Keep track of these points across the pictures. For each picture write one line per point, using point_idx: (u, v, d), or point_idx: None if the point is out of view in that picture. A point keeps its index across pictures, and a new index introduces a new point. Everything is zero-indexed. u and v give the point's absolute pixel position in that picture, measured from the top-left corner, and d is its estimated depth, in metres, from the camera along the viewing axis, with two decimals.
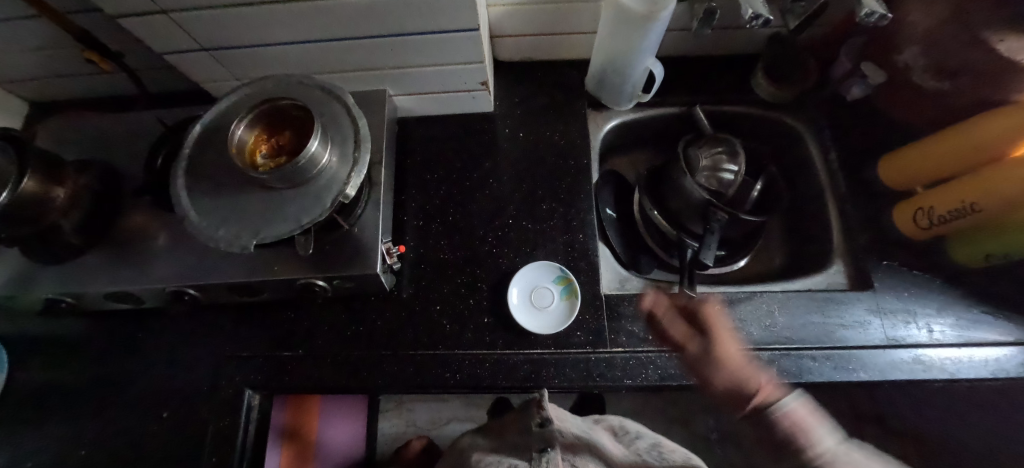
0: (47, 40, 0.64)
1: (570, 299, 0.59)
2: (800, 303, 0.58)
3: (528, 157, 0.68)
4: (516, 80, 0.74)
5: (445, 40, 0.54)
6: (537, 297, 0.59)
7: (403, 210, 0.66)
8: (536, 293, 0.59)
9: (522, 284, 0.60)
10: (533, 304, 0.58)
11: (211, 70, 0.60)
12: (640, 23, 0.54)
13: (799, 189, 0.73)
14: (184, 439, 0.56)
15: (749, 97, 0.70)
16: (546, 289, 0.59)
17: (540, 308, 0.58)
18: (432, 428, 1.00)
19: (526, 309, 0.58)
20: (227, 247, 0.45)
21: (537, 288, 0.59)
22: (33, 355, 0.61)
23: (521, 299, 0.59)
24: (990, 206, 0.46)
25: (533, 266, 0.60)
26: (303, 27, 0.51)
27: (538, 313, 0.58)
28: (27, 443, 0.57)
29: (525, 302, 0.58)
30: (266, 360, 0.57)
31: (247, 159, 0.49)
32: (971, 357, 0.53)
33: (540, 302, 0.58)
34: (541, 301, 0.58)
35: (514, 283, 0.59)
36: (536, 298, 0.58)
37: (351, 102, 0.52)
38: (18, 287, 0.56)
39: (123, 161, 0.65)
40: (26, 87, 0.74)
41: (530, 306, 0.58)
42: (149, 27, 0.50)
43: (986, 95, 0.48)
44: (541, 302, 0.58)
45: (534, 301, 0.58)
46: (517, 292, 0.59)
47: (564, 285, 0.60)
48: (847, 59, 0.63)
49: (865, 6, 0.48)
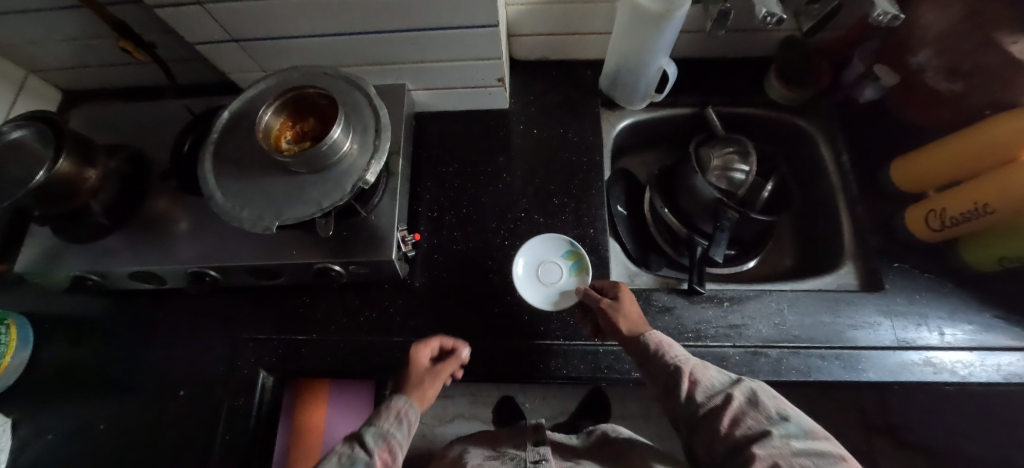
0: (85, 30, 0.67)
1: (579, 275, 0.60)
2: (810, 303, 0.58)
3: (542, 153, 0.69)
4: (531, 78, 0.76)
5: (464, 36, 0.55)
6: (544, 272, 0.60)
7: (418, 202, 0.67)
8: (544, 266, 0.60)
9: (530, 255, 0.62)
10: (539, 276, 0.60)
11: (239, 60, 0.63)
12: (655, 22, 0.55)
13: (810, 191, 0.73)
14: (196, 416, 0.57)
15: (761, 99, 0.71)
16: (553, 264, 0.60)
17: (546, 282, 0.59)
18: (436, 425, 0.92)
19: (531, 280, 0.60)
20: (251, 227, 0.47)
21: (545, 264, 0.61)
22: (56, 332, 0.64)
23: (528, 270, 0.61)
24: (1003, 208, 0.46)
25: (545, 237, 0.61)
26: (329, 20, 0.53)
27: (543, 286, 0.59)
28: (48, 415, 0.59)
29: (532, 273, 0.60)
30: (281, 343, 0.59)
31: (273, 144, 0.51)
32: (982, 361, 0.53)
33: (547, 277, 0.59)
34: (546, 276, 0.60)
35: (520, 253, 0.61)
36: (542, 273, 0.60)
37: (373, 92, 0.53)
38: (47, 264, 0.58)
39: (151, 147, 0.67)
40: (61, 74, 0.77)
41: (536, 278, 0.60)
42: (184, 18, 0.52)
43: (1000, 97, 0.48)
44: (546, 276, 0.60)
45: (541, 274, 0.60)
46: (523, 262, 0.61)
47: (573, 261, 0.60)
48: (860, 62, 0.64)
49: (877, 6, 0.46)
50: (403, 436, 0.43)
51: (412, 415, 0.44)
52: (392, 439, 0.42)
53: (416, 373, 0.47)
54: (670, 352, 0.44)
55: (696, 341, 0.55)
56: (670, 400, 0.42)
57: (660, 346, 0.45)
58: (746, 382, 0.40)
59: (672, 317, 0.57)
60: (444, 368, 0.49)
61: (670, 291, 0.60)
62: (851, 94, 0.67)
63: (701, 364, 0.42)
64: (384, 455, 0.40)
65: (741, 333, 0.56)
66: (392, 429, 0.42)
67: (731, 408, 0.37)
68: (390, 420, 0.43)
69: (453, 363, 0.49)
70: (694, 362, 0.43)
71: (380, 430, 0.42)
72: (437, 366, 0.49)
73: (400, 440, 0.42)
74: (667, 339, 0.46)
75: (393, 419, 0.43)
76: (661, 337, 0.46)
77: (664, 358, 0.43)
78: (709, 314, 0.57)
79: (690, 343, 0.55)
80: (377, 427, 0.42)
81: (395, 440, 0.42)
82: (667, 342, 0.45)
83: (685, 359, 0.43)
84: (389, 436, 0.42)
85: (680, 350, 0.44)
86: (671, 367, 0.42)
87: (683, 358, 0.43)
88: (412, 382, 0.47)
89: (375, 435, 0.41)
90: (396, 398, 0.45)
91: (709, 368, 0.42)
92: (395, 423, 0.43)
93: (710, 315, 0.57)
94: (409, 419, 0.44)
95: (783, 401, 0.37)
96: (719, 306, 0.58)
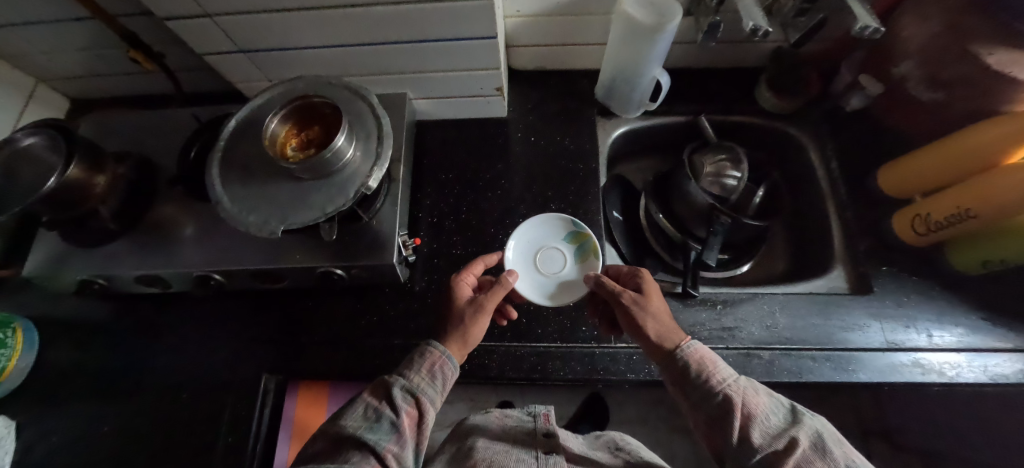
0: (96, 40, 0.69)
1: (582, 262, 0.61)
2: (801, 305, 0.59)
3: (540, 160, 0.71)
4: (529, 87, 0.78)
5: (464, 47, 0.57)
6: (545, 261, 0.61)
7: (419, 207, 0.69)
8: (540, 253, 0.62)
9: (523, 241, 0.63)
10: (533, 262, 0.61)
11: (246, 70, 0.65)
12: (648, 34, 0.57)
13: (801, 197, 0.75)
14: (200, 418, 0.58)
15: (753, 107, 0.73)
16: (552, 252, 0.62)
17: (541, 269, 0.60)
18: (436, 430, 0.89)
19: (525, 267, 0.61)
20: (257, 232, 0.48)
21: (545, 253, 0.62)
22: (62, 335, 0.65)
23: (521, 256, 0.62)
24: (984, 212, 0.48)
25: (541, 220, 0.63)
26: (334, 33, 0.55)
27: (546, 274, 0.60)
28: (52, 417, 0.59)
29: (525, 259, 0.61)
30: (284, 346, 0.60)
31: (278, 150, 0.53)
32: (969, 362, 0.54)
33: (549, 265, 0.61)
34: (548, 264, 0.61)
35: (512, 239, 0.62)
36: (544, 262, 0.61)
37: (375, 101, 0.55)
38: (55, 269, 0.60)
39: (157, 154, 0.69)
40: (69, 83, 0.79)
41: (530, 265, 0.61)
42: (195, 29, 0.54)
43: (978, 106, 0.50)
44: (544, 265, 0.61)
45: (536, 260, 0.61)
46: (515, 247, 0.62)
47: (573, 249, 0.62)
48: (847, 72, 0.66)
49: (860, 20, 0.48)
50: (435, 391, 0.42)
51: (448, 368, 0.43)
52: (422, 396, 0.41)
53: (461, 303, 0.49)
54: (717, 376, 0.41)
55: None
56: (715, 433, 0.38)
57: (704, 366, 0.42)
58: (804, 421, 0.37)
59: None
60: (485, 300, 0.48)
61: (665, 294, 0.61)
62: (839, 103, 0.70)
63: (748, 388, 0.40)
64: (413, 411, 0.41)
65: (734, 335, 0.57)
66: (424, 385, 0.42)
67: (798, 453, 0.34)
68: (422, 374, 0.43)
69: (497, 291, 0.48)
70: (741, 384, 0.40)
71: (410, 385, 0.42)
72: (480, 296, 0.49)
73: (432, 396, 0.42)
74: (706, 351, 0.43)
75: (425, 373, 0.43)
76: (700, 348, 0.44)
77: (711, 383, 0.40)
78: (703, 316, 0.59)
79: None
80: (408, 381, 0.42)
81: (427, 396, 0.42)
82: (707, 356, 0.43)
83: (737, 388, 0.40)
84: (421, 392, 0.42)
85: (722, 368, 0.42)
86: (721, 397, 0.39)
87: (730, 381, 0.40)
88: (456, 318, 0.48)
89: (405, 390, 0.41)
90: (432, 347, 0.44)
91: (758, 394, 0.40)
92: (427, 378, 0.42)
93: (704, 318, 0.59)
94: (444, 373, 0.43)
95: (846, 449, 0.35)
96: (713, 309, 0.59)
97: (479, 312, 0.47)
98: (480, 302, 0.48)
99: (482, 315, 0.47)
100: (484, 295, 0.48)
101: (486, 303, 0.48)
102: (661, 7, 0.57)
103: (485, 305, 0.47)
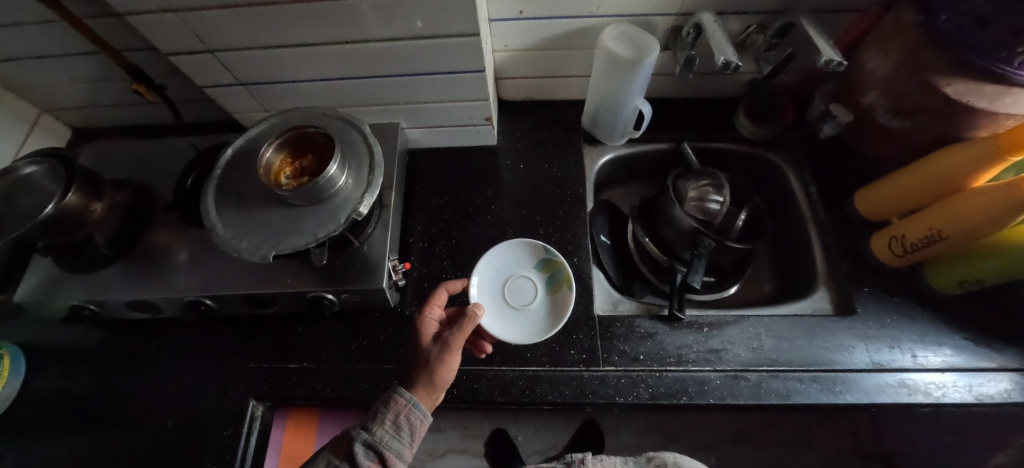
0: (103, 73, 0.72)
1: (555, 293, 0.62)
2: (786, 327, 0.60)
3: (528, 186, 0.73)
4: (518, 117, 0.81)
5: (453, 80, 0.61)
6: (518, 295, 0.62)
7: (410, 233, 0.70)
8: (509, 283, 0.63)
9: (490, 270, 0.64)
10: (501, 293, 0.62)
11: (244, 102, 0.67)
12: (628, 67, 0.60)
13: (783, 221, 0.77)
14: (184, 446, 0.57)
15: (733, 135, 0.77)
16: (526, 285, 0.63)
17: (509, 300, 0.62)
18: (426, 460, 0.87)
19: (493, 299, 0.62)
20: (249, 257, 0.49)
21: (518, 286, 0.63)
22: (49, 361, 0.64)
23: (488, 287, 0.63)
24: (954, 234, 0.50)
25: (509, 250, 0.65)
26: (329, 68, 0.58)
27: (519, 309, 0.61)
28: (32, 447, 0.58)
29: (493, 290, 0.63)
30: (272, 372, 0.60)
31: (272, 179, 0.55)
32: (955, 382, 0.54)
33: (522, 300, 0.62)
34: (521, 299, 0.62)
35: (477, 271, 0.63)
36: (517, 297, 0.62)
37: (368, 131, 0.57)
38: (45, 295, 0.60)
39: (155, 181, 0.70)
40: (73, 114, 0.82)
41: (497, 296, 0.62)
42: (199, 63, 0.57)
43: (943, 131, 0.53)
44: (517, 299, 0.62)
45: (503, 291, 0.63)
46: (482, 280, 0.63)
47: (547, 281, 0.64)
48: (821, 101, 0.70)
49: (824, 55, 0.52)
50: (401, 443, 0.42)
51: (413, 417, 0.43)
52: (387, 450, 0.41)
53: (427, 343, 0.48)
54: None
55: (677, 366, 0.57)
56: None
57: None
58: None
59: (654, 342, 0.59)
60: (450, 337, 0.47)
61: (652, 317, 0.61)
62: (815, 130, 0.73)
63: None
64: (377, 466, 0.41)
65: (721, 356, 0.58)
66: (389, 438, 0.42)
67: None
68: (386, 427, 0.42)
69: (463, 328, 0.47)
70: None
71: (373, 439, 0.41)
72: (446, 334, 0.47)
73: (398, 449, 0.42)
74: None
75: (390, 425, 0.42)
76: None
77: None
78: (689, 339, 0.59)
79: (672, 368, 0.57)
80: (371, 435, 0.42)
81: (391, 450, 0.41)
82: None
83: None
84: (385, 446, 0.41)
85: None
86: None
87: None
88: (423, 361, 0.47)
89: (367, 445, 0.41)
90: (398, 395, 0.43)
91: None
92: (392, 431, 0.42)
93: (690, 341, 0.59)
94: (410, 422, 0.43)
95: None
96: (700, 331, 0.60)
97: (447, 351, 0.46)
98: (447, 340, 0.47)
99: (450, 354, 0.46)
100: (450, 333, 0.47)
101: (453, 342, 0.46)
102: (639, 43, 0.60)
103: (451, 343, 0.46)
